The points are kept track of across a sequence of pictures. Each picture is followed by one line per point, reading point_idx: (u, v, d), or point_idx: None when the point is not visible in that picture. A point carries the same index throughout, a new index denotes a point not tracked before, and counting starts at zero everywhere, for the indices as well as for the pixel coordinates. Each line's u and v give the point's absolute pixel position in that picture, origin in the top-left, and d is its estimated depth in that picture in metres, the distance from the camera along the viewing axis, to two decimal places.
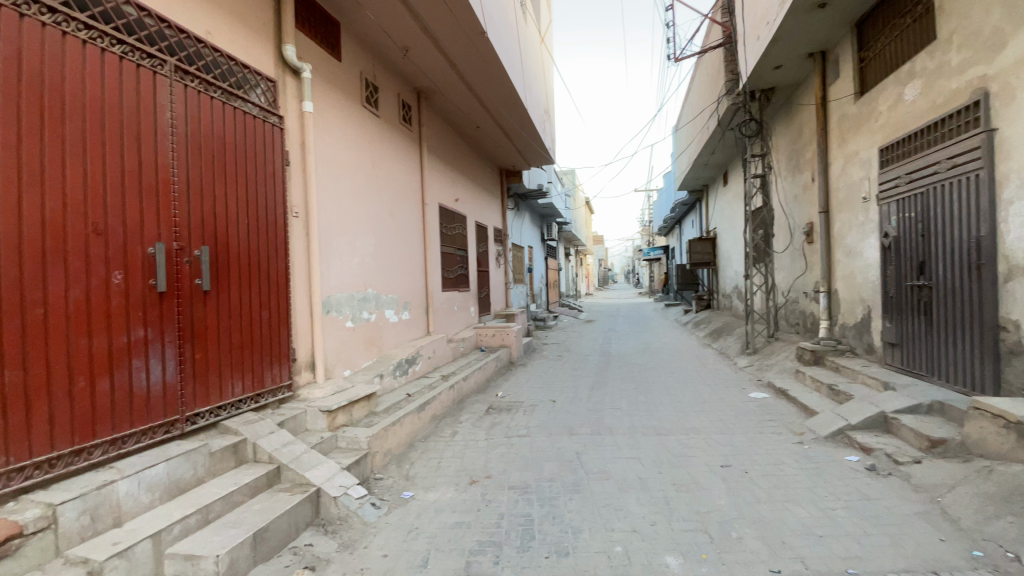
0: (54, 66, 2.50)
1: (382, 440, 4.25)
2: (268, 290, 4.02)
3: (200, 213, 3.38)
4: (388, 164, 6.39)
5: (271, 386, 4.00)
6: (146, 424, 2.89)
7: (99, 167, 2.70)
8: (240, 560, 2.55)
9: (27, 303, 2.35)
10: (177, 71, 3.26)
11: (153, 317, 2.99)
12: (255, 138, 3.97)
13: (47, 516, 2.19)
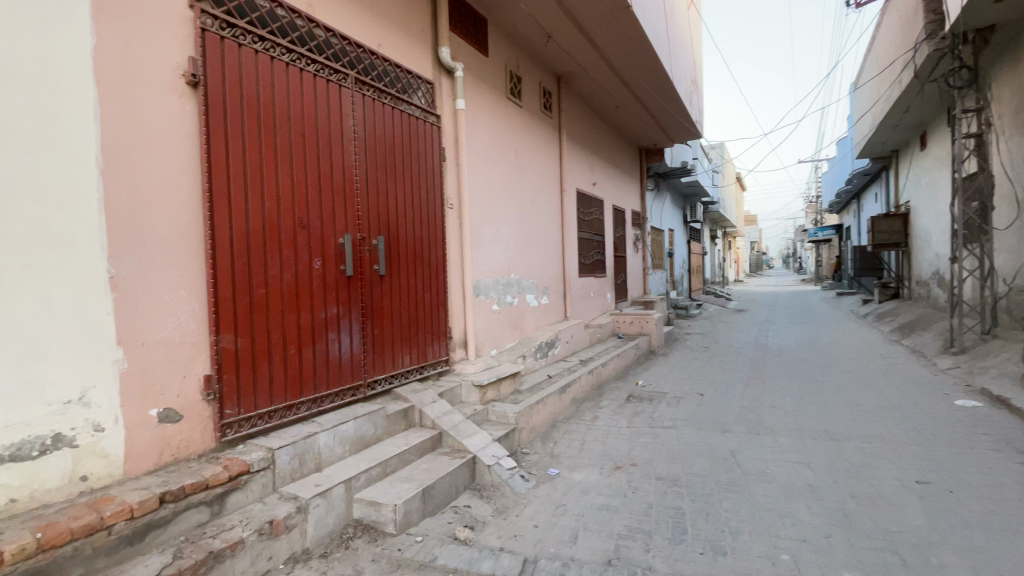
0: (267, 88, 3.04)
1: (528, 418, 4.45)
2: (430, 275, 4.44)
3: (376, 207, 3.85)
4: (531, 152, 6.55)
5: (432, 360, 4.43)
6: (337, 387, 3.42)
7: (301, 169, 3.23)
8: (412, 512, 2.90)
9: (255, 285, 2.93)
10: (356, 82, 3.72)
11: (343, 297, 3.50)
12: (417, 137, 4.37)
13: (267, 458, 2.72)
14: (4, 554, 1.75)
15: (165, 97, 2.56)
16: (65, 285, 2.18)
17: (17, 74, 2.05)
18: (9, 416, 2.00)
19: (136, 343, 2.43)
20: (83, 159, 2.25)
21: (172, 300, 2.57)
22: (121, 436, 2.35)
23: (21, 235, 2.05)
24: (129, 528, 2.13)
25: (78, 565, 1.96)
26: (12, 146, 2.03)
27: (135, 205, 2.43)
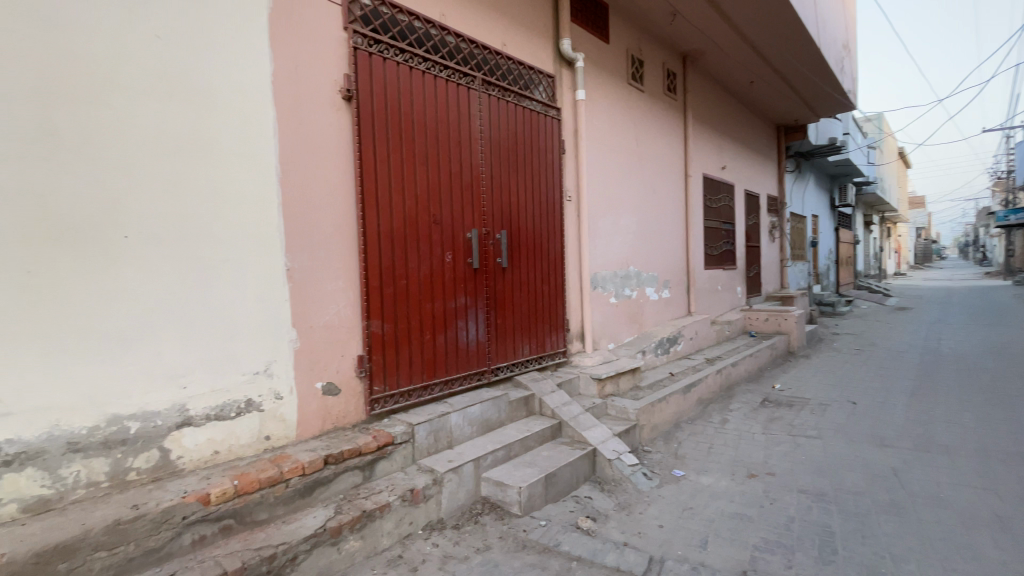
0: (406, 96, 3.31)
1: (650, 415, 4.31)
2: (549, 267, 4.51)
3: (500, 202, 4.00)
4: (653, 139, 6.28)
5: (551, 351, 4.51)
6: (465, 373, 3.65)
7: (435, 169, 3.48)
8: (536, 497, 3.00)
9: (397, 276, 3.23)
10: (482, 83, 3.89)
11: (470, 288, 3.72)
12: (538, 132, 4.44)
13: (407, 432, 3.00)
14: (210, 495, 2.20)
15: (325, 111, 2.93)
16: (254, 276, 2.61)
17: (220, 102, 2.50)
18: (216, 382, 2.47)
19: (306, 326, 2.82)
20: (267, 170, 2.67)
21: (331, 289, 2.95)
22: (294, 404, 2.76)
23: (225, 235, 2.50)
24: (301, 483, 2.50)
25: (265, 510, 2.36)
26: (219, 162, 2.48)
27: (304, 206, 2.82)
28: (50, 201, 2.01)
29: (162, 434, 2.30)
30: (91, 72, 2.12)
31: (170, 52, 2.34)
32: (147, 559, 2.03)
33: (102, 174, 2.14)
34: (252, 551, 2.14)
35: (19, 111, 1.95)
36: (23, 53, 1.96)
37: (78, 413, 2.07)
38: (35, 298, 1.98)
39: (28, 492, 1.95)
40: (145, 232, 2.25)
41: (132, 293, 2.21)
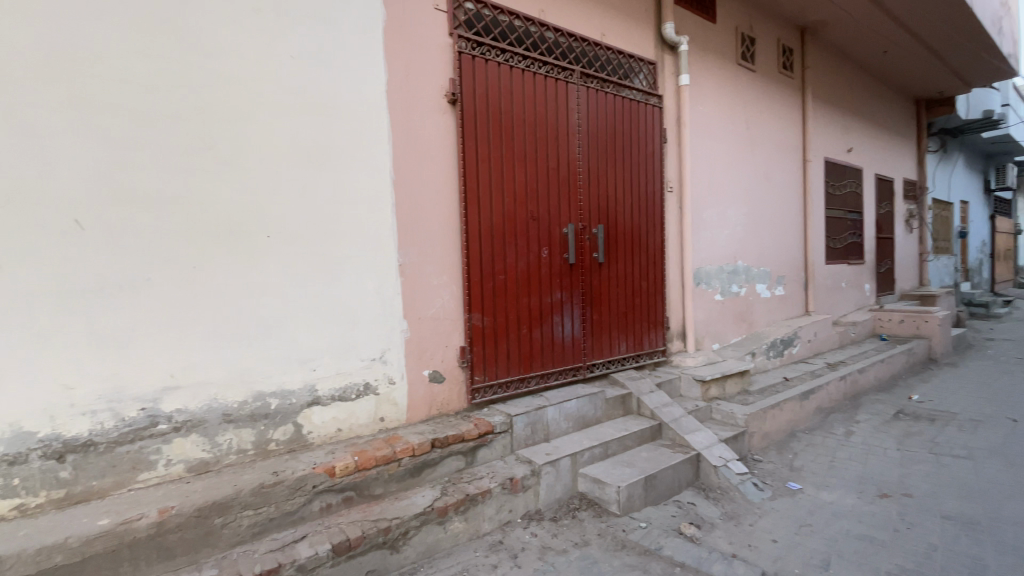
0: (507, 94, 3.38)
1: (760, 422, 4.00)
2: (648, 262, 4.36)
3: (598, 196, 3.94)
4: (765, 123, 5.78)
5: (650, 349, 4.36)
6: (561, 368, 3.66)
7: (533, 166, 3.51)
8: (635, 497, 2.93)
9: (496, 271, 3.32)
10: (581, 76, 3.84)
11: (567, 283, 3.71)
12: (638, 122, 4.30)
13: (506, 423, 3.08)
14: (335, 468, 2.44)
15: (432, 113, 3.08)
16: (370, 270, 2.83)
17: (342, 111, 2.73)
18: (338, 366, 2.72)
19: (414, 317, 3.01)
20: (381, 172, 2.87)
21: (437, 283, 3.11)
22: (404, 389, 2.96)
23: (346, 232, 2.74)
24: (411, 463, 2.68)
25: (380, 485, 2.57)
26: (341, 166, 2.72)
27: (413, 205, 3.00)
28: (210, 206, 2.34)
29: (296, 410, 2.59)
30: (241, 92, 2.42)
31: (302, 69, 2.60)
32: (285, 519, 2.30)
33: (249, 181, 2.44)
34: (370, 523, 2.35)
35: (187, 130, 2.29)
36: (190, 80, 2.29)
37: (232, 388, 2.41)
38: (198, 290, 2.32)
39: (194, 453, 2.31)
40: (281, 232, 2.54)
41: (271, 286, 2.51)
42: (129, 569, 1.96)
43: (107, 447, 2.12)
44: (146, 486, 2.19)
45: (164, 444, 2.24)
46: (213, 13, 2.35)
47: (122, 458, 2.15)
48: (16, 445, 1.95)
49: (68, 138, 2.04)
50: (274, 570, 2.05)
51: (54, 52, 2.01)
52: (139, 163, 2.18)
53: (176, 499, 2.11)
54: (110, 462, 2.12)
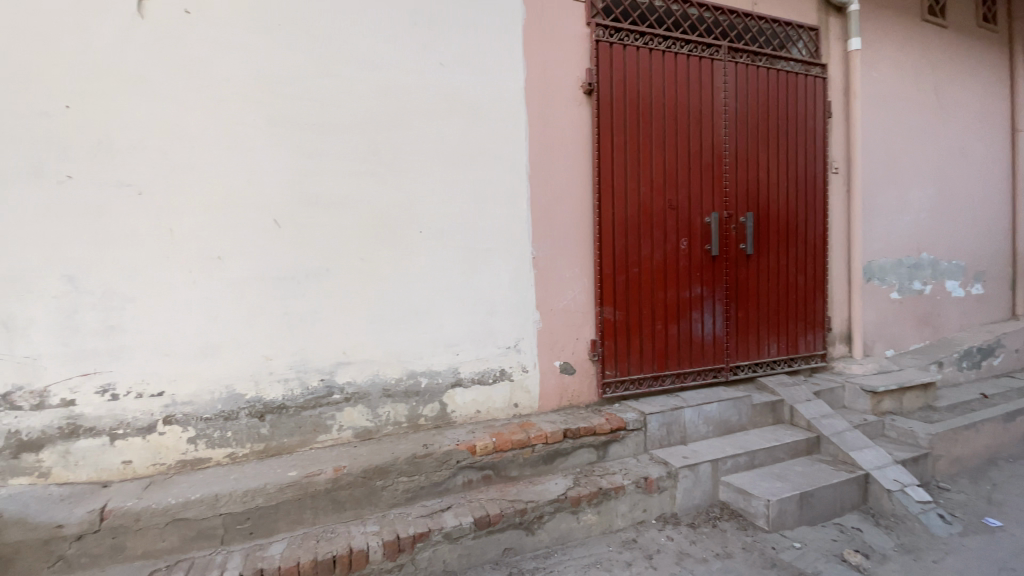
0: (646, 79, 3.25)
1: (950, 445, 3.36)
2: (805, 254, 3.89)
3: (746, 182, 3.61)
4: (961, 87, 4.79)
5: (805, 353, 3.90)
6: (700, 367, 3.45)
7: (673, 153, 3.34)
8: (787, 514, 2.66)
9: (631, 264, 3.23)
10: (729, 51, 3.54)
11: (708, 277, 3.47)
12: (796, 97, 3.83)
13: (640, 420, 2.99)
14: (476, 446, 2.59)
15: (568, 106, 3.08)
16: (508, 262, 2.94)
17: (484, 110, 2.86)
18: (478, 352, 2.88)
19: (547, 309, 3.06)
20: (518, 167, 2.95)
21: (570, 275, 3.12)
22: (537, 377, 3.03)
23: (485, 226, 2.87)
24: (544, 450, 2.74)
25: (515, 468, 2.67)
26: (482, 163, 2.86)
27: (548, 199, 3.04)
28: (372, 204, 2.62)
29: (442, 390, 2.80)
30: (398, 100, 2.66)
31: (450, 74, 2.77)
32: (432, 489, 2.51)
33: (403, 180, 2.68)
34: (508, 502, 2.46)
35: (355, 138, 2.58)
36: (358, 93, 2.58)
37: (389, 366, 2.68)
38: (362, 279, 2.61)
39: (359, 422, 2.62)
40: (430, 226, 2.74)
41: (421, 276, 2.73)
42: (311, 516, 2.30)
43: (294, 410, 2.50)
44: (322, 446, 2.55)
45: (337, 412, 2.58)
46: (376, 31, 2.61)
47: (305, 421, 2.52)
48: (233, 402, 2.40)
49: (268, 150, 2.43)
50: (425, 534, 2.26)
51: (259, 79, 2.41)
52: (318, 168, 2.52)
53: (346, 460, 2.42)
54: (296, 424, 2.50)
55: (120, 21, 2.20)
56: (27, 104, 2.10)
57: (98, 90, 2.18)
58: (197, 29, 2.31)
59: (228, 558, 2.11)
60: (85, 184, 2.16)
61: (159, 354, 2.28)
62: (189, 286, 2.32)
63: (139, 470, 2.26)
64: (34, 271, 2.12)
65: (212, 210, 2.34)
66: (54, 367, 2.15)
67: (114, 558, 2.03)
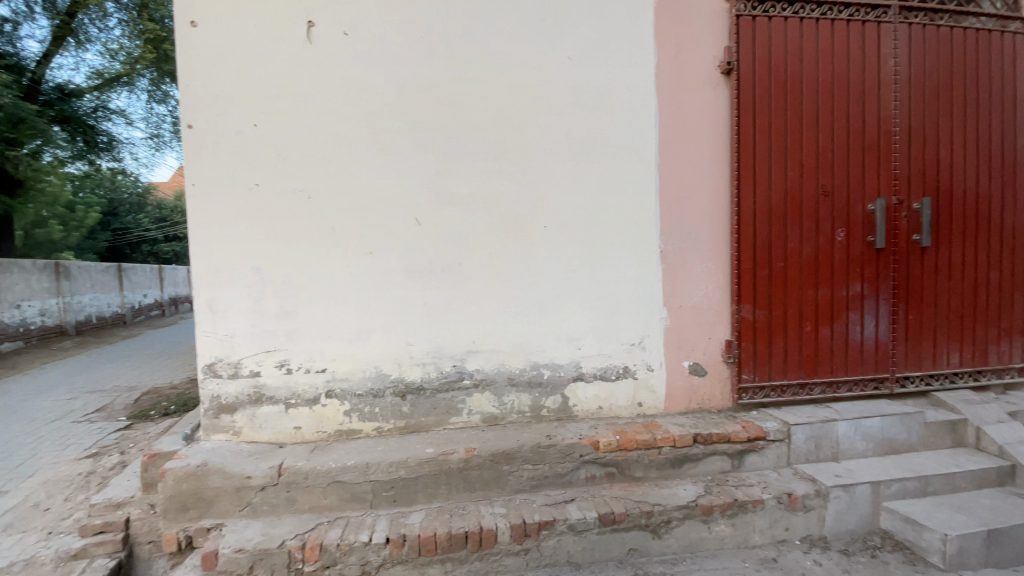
0: (794, 53, 2.94)
1: None
2: (1001, 246, 3.23)
3: (921, 162, 3.10)
4: None
5: (998, 365, 3.25)
6: (858, 376, 3.05)
7: (827, 133, 2.99)
8: (970, 553, 2.25)
9: (775, 259, 2.96)
10: (900, 12, 3.06)
11: (870, 273, 3.05)
12: (991, 57, 3.20)
13: (783, 431, 2.74)
14: (599, 442, 2.57)
15: (704, 90, 2.91)
16: (635, 257, 2.86)
17: (612, 102, 2.81)
18: (602, 347, 2.85)
19: (677, 306, 2.92)
20: (648, 157, 2.86)
21: (705, 270, 2.95)
22: (664, 377, 2.92)
23: (612, 220, 2.83)
24: (672, 453, 2.64)
25: (641, 469, 2.61)
26: (611, 156, 2.82)
27: (680, 189, 2.90)
28: (502, 200, 2.72)
29: (565, 382, 2.82)
30: (527, 97, 2.72)
31: (578, 67, 2.77)
32: (556, 480, 2.55)
33: (531, 176, 2.73)
34: (633, 502, 2.42)
35: (487, 136, 2.69)
36: (490, 93, 2.69)
37: (515, 357, 2.77)
38: (492, 272, 2.73)
39: (487, 408, 2.75)
40: (556, 221, 2.77)
41: (546, 271, 2.77)
42: (445, 491, 2.47)
43: (430, 392, 2.70)
44: (454, 428, 2.72)
45: (467, 397, 2.73)
46: (507, 32, 2.69)
47: (440, 403, 2.71)
48: (379, 381, 2.66)
49: (410, 153, 2.63)
50: (550, 523, 2.31)
51: (403, 87, 2.62)
52: (454, 168, 2.67)
53: (476, 443, 2.56)
54: (432, 405, 2.70)
55: (293, 47, 2.54)
56: (226, 126, 2.50)
57: (277, 110, 2.54)
58: (353, 47, 2.58)
59: (376, 520, 2.35)
60: (267, 191, 2.53)
61: (321, 336, 2.61)
62: (346, 278, 2.61)
63: (305, 435, 2.61)
64: (231, 265, 2.52)
65: (364, 210, 2.61)
66: (243, 344, 2.55)
67: (288, 509, 2.37)
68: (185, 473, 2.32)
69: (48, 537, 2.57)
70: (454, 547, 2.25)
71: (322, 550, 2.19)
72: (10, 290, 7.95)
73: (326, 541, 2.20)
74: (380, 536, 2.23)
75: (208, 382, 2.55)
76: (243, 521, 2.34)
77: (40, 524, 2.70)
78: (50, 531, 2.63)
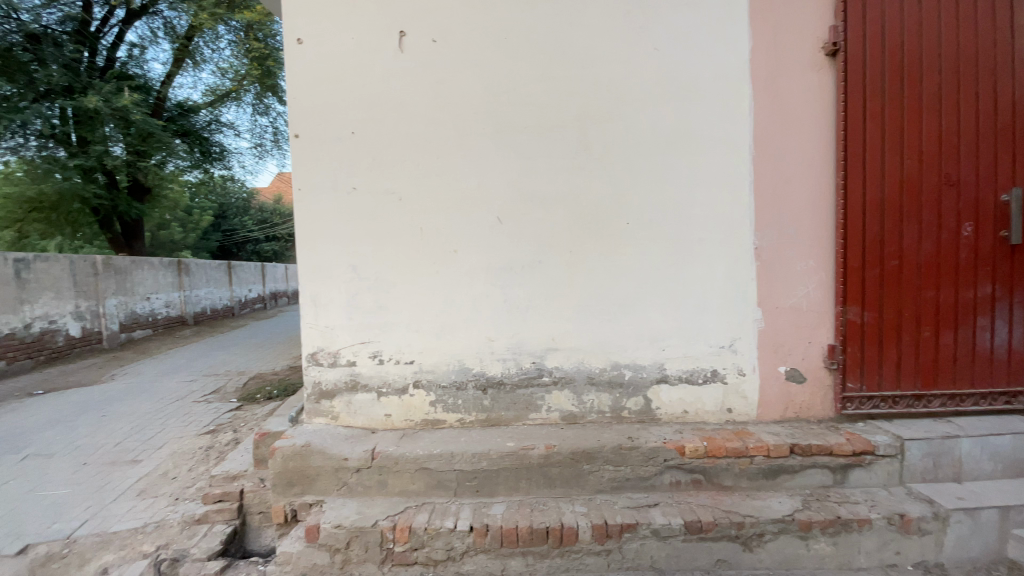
0: (912, 29, 2.67)
1: None
2: None
3: None
4: None
5: None
6: (987, 389, 2.71)
7: (953, 116, 2.68)
8: None
9: (887, 256, 2.69)
10: None
11: (1004, 272, 2.69)
12: None
13: (895, 445, 2.49)
14: (685, 447, 2.49)
15: (805, 74, 2.71)
16: (726, 255, 2.73)
17: (702, 92, 2.69)
18: (689, 349, 2.75)
19: (772, 307, 2.75)
20: (741, 149, 2.71)
21: (804, 269, 2.75)
22: (757, 383, 2.76)
23: (701, 216, 2.71)
24: (765, 464, 2.49)
25: (730, 477, 2.50)
26: (700, 149, 2.70)
27: (777, 182, 2.73)
28: (584, 198, 2.69)
29: (647, 384, 2.75)
30: (612, 91, 2.68)
31: (665, 59, 2.69)
32: (639, 483, 2.50)
33: (615, 173, 2.69)
34: (722, 512, 2.32)
35: (570, 133, 2.68)
36: (573, 89, 2.68)
37: (596, 356, 2.73)
38: (574, 271, 2.71)
39: (566, 406, 2.74)
40: (640, 218, 2.70)
41: (630, 269, 2.71)
42: (525, 486, 2.51)
43: (510, 387, 2.75)
44: (534, 423, 2.75)
45: (547, 394, 2.75)
46: (590, 27, 2.67)
47: (519, 398, 2.75)
48: (462, 374, 2.75)
49: (495, 153, 2.69)
50: (633, 525, 2.28)
51: (488, 88, 2.68)
52: (536, 166, 2.69)
53: (556, 440, 2.56)
54: (512, 400, 2.75)
55: (386, 56, 2.68)
56: (328, 134, 2.69)
57: (371, 117, 2.69)
58: (440, 53, 2.68)
59: (460, 508, 2.44)
60: (363, 194, 2.70)
61: (409, 330, 2.74)
62: (432, 274, 2.72)
63: (394, 423, 2.76)
64: (331, 263, 2.72)
65: (450, 210, 2.70)
66: (341, 335, 2.74)
67: (379, 491, 2.52)
68: (291, 451, 2.54)
69: (176, 502, 2.92)
70: (535, 541, 2.28)
71: (411, 532, 2.31)
72: (144, 284, 9.13)
73: (415, 525, 2.32)
74: (464, 525, 2.31)
75: (311, 369, 2.77)
76: (340, 499, 2.51)
77: (169, 490, 3.07)
78: (177, 497, 2.99)
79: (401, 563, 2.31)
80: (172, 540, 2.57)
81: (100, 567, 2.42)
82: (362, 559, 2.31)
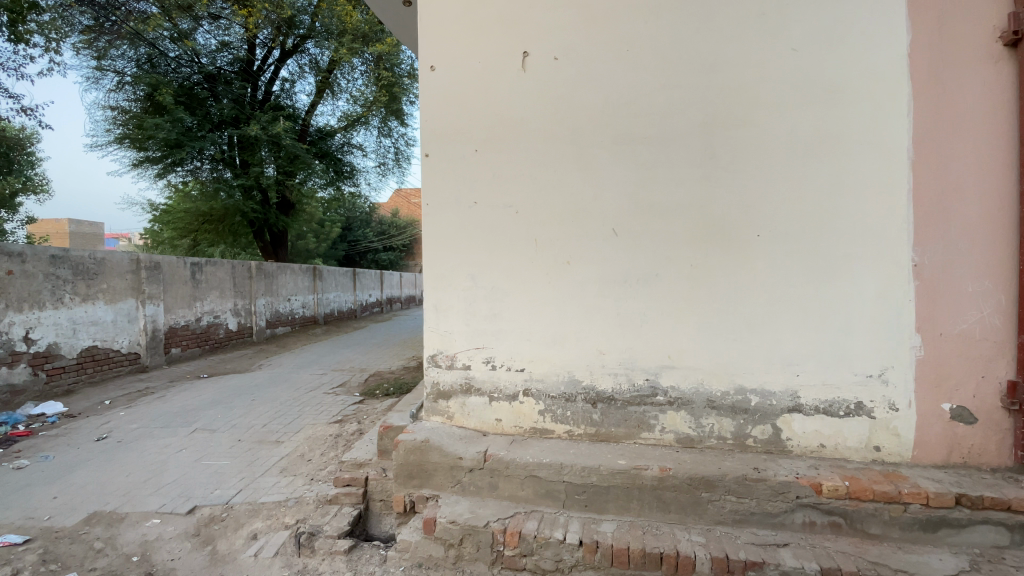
0: None
1: None
2: None
3: None
4: None
5: None
6: None
7: None
8: None
9: None
10: None
11: None
12: None
13: None
14: (823, 485, 2.26)
15: (980, 68, 2.39)
16: (878, 273, 2.44)
17: (850, 94, 2.47)
18: (828, 377, 2.48)
19: (936, 333, 2.41)
20: (898, 156, 2.43)
21: (975, 291, 2.39)
22: (913, 421, 2.43)
23: (849, 229, 2.46)
24: (922, 513, 2.22)
25: (877, 525, 2.24)
26: (848, 155, 2.46)
27: (943, 191, 2.41)
28: (709, 210, 2.57)
29: (776, 413, 2.53)
30: (745, 96, 2.55)
31: (803, 60, 2.51)
32: (765, 519, 2.32)
33: (745, 183, 2.54)
34: (868, 563, 2.12)
35: (693, 143, 2.60)
36: (701, 97, 2.59)
37: (717, 378, 2.58)
38: (694, 285, 2.59)
39: (682, 428, 2.62)
40: (772, 231, 2.52)
41: (760, 285, 2.53)
42: (637, 507, 2.43)
43: (621, 404, 2.69)
44: (645, 443, 2.65)
45: (661, 413, 2.64)
46: (721, 31, 2.57)
47: (631, 415, 2.67)
48: (572, 386, 2.74)
49: (614, 165, 2.68)
50: (759, 564, 2.13)
51: (611, 101, 2.69)
52: (656, 177, 2.63)
53: (671, 463, 2.44)
54: (623, 416, 2.68)
55: (512, 77, 2.81)
56: (454, 152, 2.87)
57: (494, 135, 2.82)
58: (564, 69, 2.75)
59: (569, 521, 2.44)
60: (483, 208, 2.83)
61: (522, 339, 2.80)
62: (546, 285, 2.76)
63: (505, 428, 2.83)
64: (452, 273, 2.88)
65: (566, 221, 2.73)
66: (458, 340, 2.89)
67: (490, 493, 2.60)
68: (413, 445, 2.72)
69: (312, 482, 3.26)
70: (647, 565, 2.21)
71: (520, 538, 2.35)
72: (286, 287, 10.43)
73: (524, 531, 2.37)
74: (574, 538, 2.31)
75: (431, 370, 2.95)
76: (454, 496, 2.64)
77: (305, 471, 3.45)
78: (311, 477, 3.34)
79: (510, 567, 2.36)
80: (308, 516, 2.88)
81: (251, 533, 2.77)
82: (473, 557, 2.41)
